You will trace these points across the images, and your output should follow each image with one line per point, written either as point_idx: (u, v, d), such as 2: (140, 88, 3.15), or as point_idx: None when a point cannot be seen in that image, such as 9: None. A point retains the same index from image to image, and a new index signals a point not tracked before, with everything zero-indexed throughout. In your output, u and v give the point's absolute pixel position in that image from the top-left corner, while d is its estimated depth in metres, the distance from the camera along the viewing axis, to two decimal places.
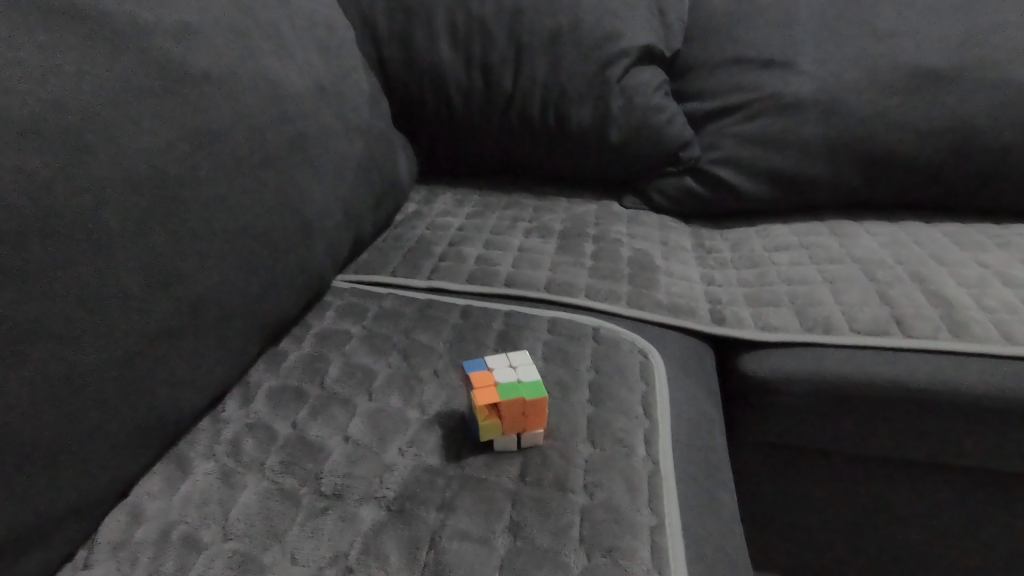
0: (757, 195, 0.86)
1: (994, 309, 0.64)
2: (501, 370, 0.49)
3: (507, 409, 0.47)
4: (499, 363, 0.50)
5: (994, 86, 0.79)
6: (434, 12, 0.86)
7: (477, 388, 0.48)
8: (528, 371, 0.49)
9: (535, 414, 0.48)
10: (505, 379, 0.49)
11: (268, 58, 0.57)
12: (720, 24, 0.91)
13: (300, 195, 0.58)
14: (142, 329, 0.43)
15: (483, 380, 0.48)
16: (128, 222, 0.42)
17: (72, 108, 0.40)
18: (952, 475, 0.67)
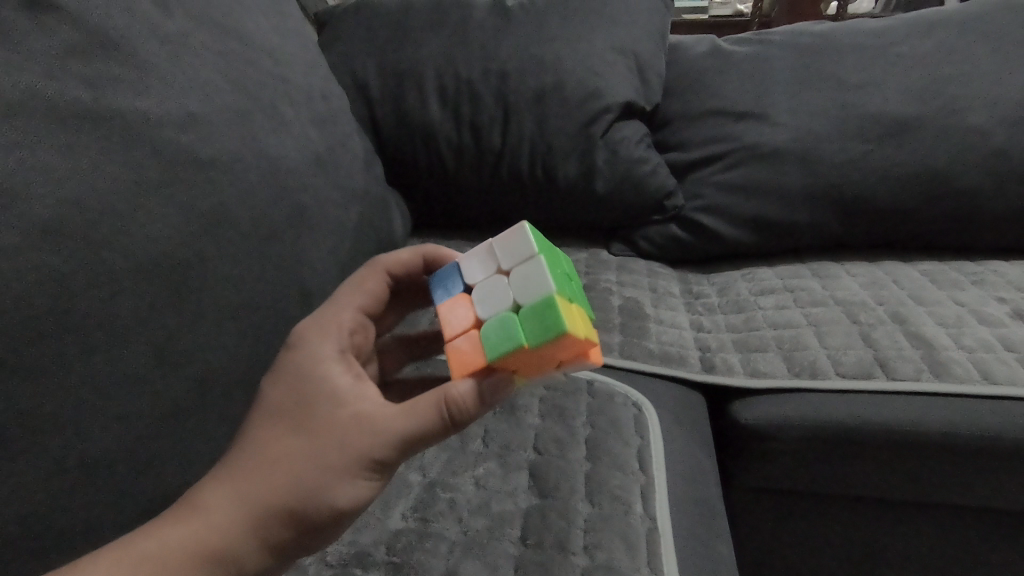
0: (739, 240, 0.90)
1: (973, 349, 0.66)
2: (490, 302, 0.46)
3: (512, 362, 0.44)
4: (491, 289, 0.46)
5: (958, 132, 0.83)
6: (424, 77, 0.90)
7: (466, 357, 0.45)
8: (530, 293, 0.44)
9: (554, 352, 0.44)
10: (498, 310, 0.45)
11: (269, 136, 0.60)
12: (697, 79, 0.96)
13: (300, 265, 0.60)
14: (152, 409, 0.45)
15: (469, 345, 0.45)
16: (140, 308, 0.45)
17: (88, 206, 0.43)
18: (945, 513, 0.69)
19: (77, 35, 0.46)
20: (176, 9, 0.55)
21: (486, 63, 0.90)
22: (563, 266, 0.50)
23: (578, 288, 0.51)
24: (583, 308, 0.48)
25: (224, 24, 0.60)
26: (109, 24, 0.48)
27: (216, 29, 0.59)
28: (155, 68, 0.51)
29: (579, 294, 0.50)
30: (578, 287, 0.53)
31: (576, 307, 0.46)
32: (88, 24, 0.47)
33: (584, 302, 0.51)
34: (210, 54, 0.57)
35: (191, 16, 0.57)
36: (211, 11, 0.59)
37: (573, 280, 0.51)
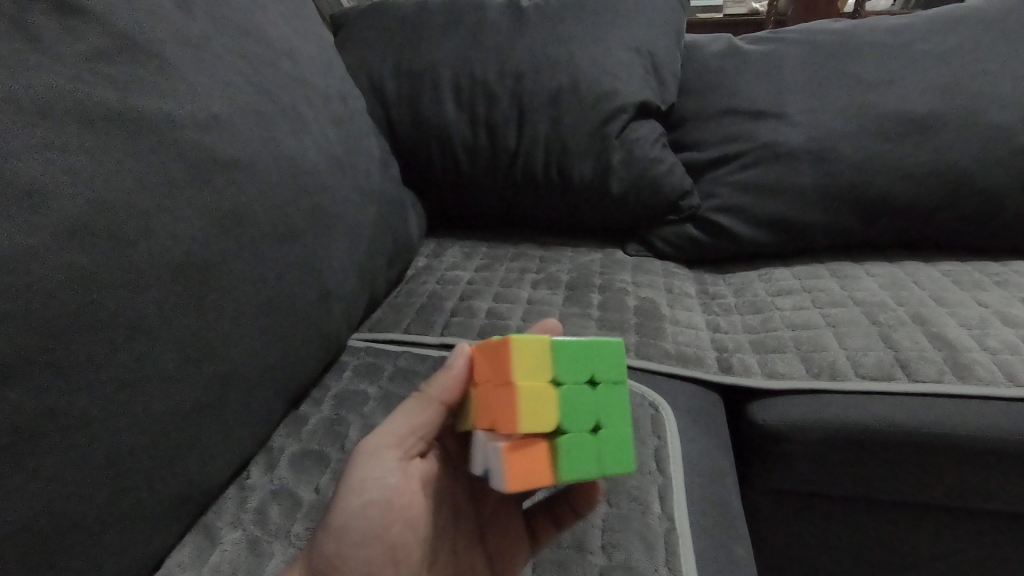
0: (756, 240, 0.89)
1: (997, 350, 0.64)
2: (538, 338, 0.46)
3: (482, 352, 0.44)
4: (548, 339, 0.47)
5: (982, 130, 0.82)
6: (439, 77, 0.91)
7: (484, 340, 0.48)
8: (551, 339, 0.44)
9: (498, 378, 0.41)
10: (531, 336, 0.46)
11: (288, 137, 0.60)
12: (713, 79, 0.96)
13: (319, 265, 0.61)
14: (176, 406, 0.46)
15: None
16: (166, 308, 0.46)
17: (117, 206, 0.44)
18: (967, 518, 0.68)
19: (105, 38, 0.47)
20: (198, 13, 0.56)
21: (501, 64, 0.90)
22: (612, 406, 0.43)
23: (598, 450, 0.42)
24: (557, 420, 0.41)
25: (244, 26, 0.61)
26: (135, 28, 0.49)
27: (238, 32, 0.60)
28: (179, 71, 0.52)
29: (576, 437, 0.41)
30: (594, 460, 0.42)
31: (550, 391, 0.40)
32: (116, 29, 0.48)
33: (575, 453, 0.41)
34: (232, 57, 0.57)
35: (213, 19, 0.57)
36: (233, 14, 0.60)
37: (598, 436, 0.42)
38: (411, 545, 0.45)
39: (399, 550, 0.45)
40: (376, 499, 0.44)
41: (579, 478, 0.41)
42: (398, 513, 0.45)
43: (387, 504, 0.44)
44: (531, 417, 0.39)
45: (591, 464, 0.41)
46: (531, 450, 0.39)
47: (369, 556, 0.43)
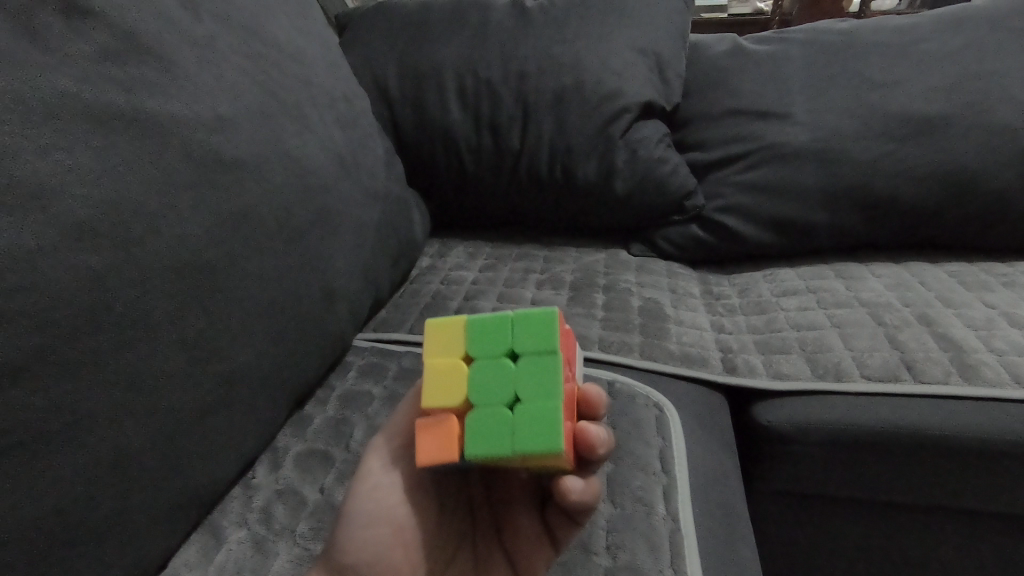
0: (761, 241, 0.89)
1: (1004, 351, 0.64)
2: None
3: None
4: None
5: (988, 130, 0.81)
6: (444, 78, 0.91)
7: None
8: None
9: None
10: None
11: (293, 138, 0.61)
12: (718, 79, 0.95)
13: (324, 266, 0.61)
14: (183, 405, 0.46)
15: None
16: (172, 308, 0.46)
17: (124, 207, 0.44)
18: (973, 520, 0.67)
19: (112, 39, 0.47)
20: (205, 14, 0.56)
21: (505, 64, 0.90)
22: (530, 383, 0.43)
23: (509, 426, 0.42)
24: (466, 395, 0.44)
25: (250, 27, 0.61)
26: (142, 29, 0.50)
27: (244, 33, 0.60)
28: (185, 72, 0.52)
29: (486, 411, 0.43)
30: (505, 435, 0.42)
31: (457, 367, 0.45)
32: (123, 30, 0.48)
33: (485, 427, 0.43)
34: (238, 58, 0.58)
35: (219, 20, 0.58)
36: (239, 15, 0.60)
37: (512, 411, 0.43)
38: (421, 532, 0.47)
39: (409, 535, 0.47)
40: (383, 483, 0.47)
41: (487, 452, 0.42)
42: (405, 499, 0.47)
43: (393, 489, 0.47)
44: (436, 391, 0.44)
45: (501, 440, 0.42)
46: (439, 421, 0.44)
47: (378, 537, 0.46)
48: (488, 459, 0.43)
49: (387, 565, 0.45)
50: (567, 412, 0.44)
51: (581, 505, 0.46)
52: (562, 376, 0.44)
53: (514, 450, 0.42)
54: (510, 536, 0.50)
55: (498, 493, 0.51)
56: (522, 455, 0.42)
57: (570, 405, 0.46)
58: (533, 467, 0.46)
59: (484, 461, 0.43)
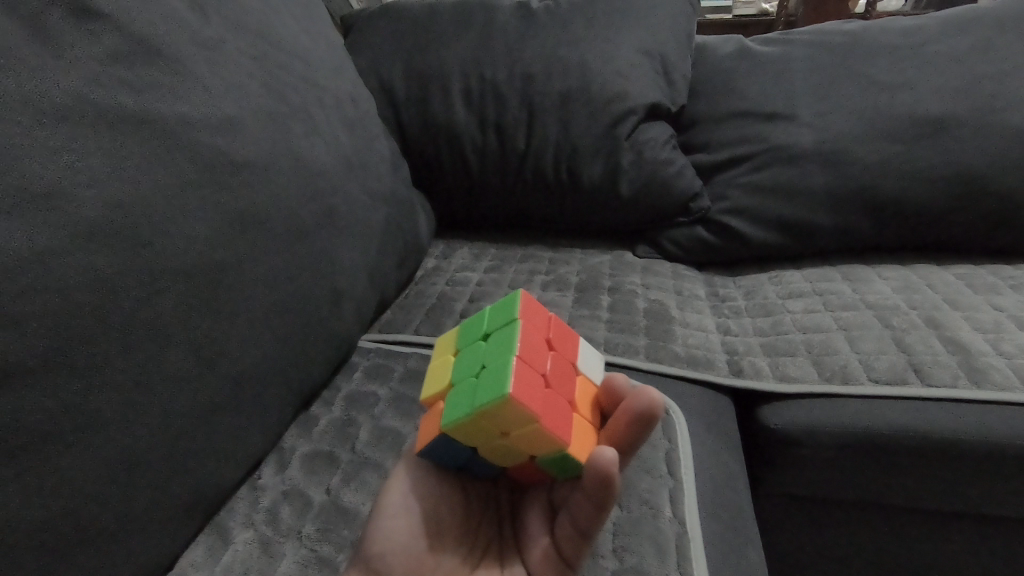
0: (768, 242, 0.88)
1: (1012, 355, 0.64)
2: None
3: None
4: None
5: (996, 132, 0.81)
6: (449, 79, 0.91)
7: None
8: None
9: None
10: None
11: (300, 139, 0.61)
12: (723, 80, 0.95)
13: (331, 267, 0.62)
14: (190, 405, 0.47)
15: None
16: (180, 309, 0.46)
17: (133, 208, 0.44)
18: (982, 524, 0.67)
19: (121, 41, 0.48)
20: (212, 16, 0.56)
21: (511, 66, 0.90)
22: (491, 351, 0.48)
23: (473, 387, 0.46)
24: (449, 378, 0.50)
25: (258, 29, 0.61)
26: (150, 31, 0.50)
27: (251, 35, 0.60)
28: (193, 74, 0.52)
29: (460, 384, 0.48)
30: (467, 396, 0.46)
31: (445, 360, 0.53)
32: (131, 32, 0.48)
33: (456, 397, 0.47)
34: (245, 59, 0.58)
35: (227, 21, 0.58)
36: (246, 16, 0.60)
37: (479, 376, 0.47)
38: (444, 530, 0.49)
39: (433, 529, 0.48)
40: (412, 480, 0.49)
41: (455, 415, 0.45)
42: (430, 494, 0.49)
43: (419, 484, 0.49)
44: (431, 382, 0.52)
45: (464, 401, 0.45)
46: (433, 408, 0.50)
47: (404, 526, 0.47)
48: (458, 423, 0.45)
49: (413, 557, 0.46)
50: (529, 371, 0.46)
51: (606, 497, 0.44)
52: (519, 340, 0.48)
53: (471, 405, 0.44)
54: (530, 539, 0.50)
55: (521, 501, 0.54)
56: (479, 409, 0.44)
57: (550, 378, 0.48)
58: (522, 444, 0.46)
59: (460, 430, 0.46)
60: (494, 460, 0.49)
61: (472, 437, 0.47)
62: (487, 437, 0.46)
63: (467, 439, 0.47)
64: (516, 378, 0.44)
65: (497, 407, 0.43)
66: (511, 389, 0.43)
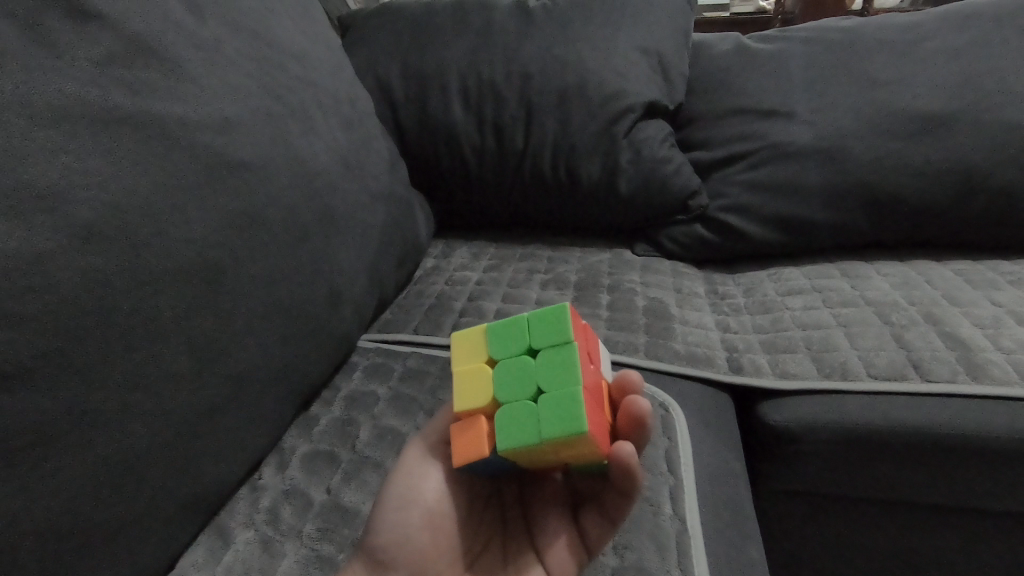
0: (766, 239, 0.88)
1: (1011, 350, 0.64)
2: None
3: None
4: None
5: (994, 128, 0.81)
6: (447, 78, 0.91)
7: None
8: None
9: None
10: None
11: (298, 139, 0.61)
12: (721, 78, 0.95)
13: (330, 267, 0.62)
14: (190, 406, 0.47)
15: None
16: (180, 310, 0.46)
17: (131, 209, 0.44)
18: (983, 519, 0.67)
19: (119, 42, 0.48)
20: (209, 16, 0.56)
21: (509, 65, 0.90)
22: (547, 372, 0.46)
23: (536, 417, 0.44)
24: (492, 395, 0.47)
25: (255, 29, 0.61)
26: (147, 32, 0.50)
27: (249, 35, 0.60)
28: (190, 74, 0.52)
29: (512, 407, 0.46)
30: (531, 425, 0.44)
31: (479, 368, 0.48)
32: (128, 33, 0.48)
33: (512, 420, 0.45)
34: (242, 59, 0.58)
35: (224, 22, 0.58)
36: (243, 17, 0.60)
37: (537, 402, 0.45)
38: (450, 525, 0.48)
39: (439, 524, 0.48)
40: (418, 471, 0.49)
41: (516, 442, 0.44)
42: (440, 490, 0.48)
43: (429, 477, 0.49)
44: (465, 395, 0.48)
45: (528, 429, 0.44)
46: (472, 425, 0.47)
47: (408, 521, 0.47)
48: (518, 448, 0.45)
49: (417, 550, 0.46)
50: (591, 399, 0.45)
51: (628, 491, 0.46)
52: (580, 364, 0.46)
53: (540, 436, 0.44)
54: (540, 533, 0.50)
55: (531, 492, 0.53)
56: (549, 440, 0.43)
57: (597, 394, 0.48)
58: (568, 458, 0.47)
59: (517, 453, 0.45)
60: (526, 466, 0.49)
61: (523, 456, 0.46)
62: (537, 456, 0.46)
63: (517, 457, 0.46)
64: (588, 413, 0.43)
65: (570, 440, 0.43)
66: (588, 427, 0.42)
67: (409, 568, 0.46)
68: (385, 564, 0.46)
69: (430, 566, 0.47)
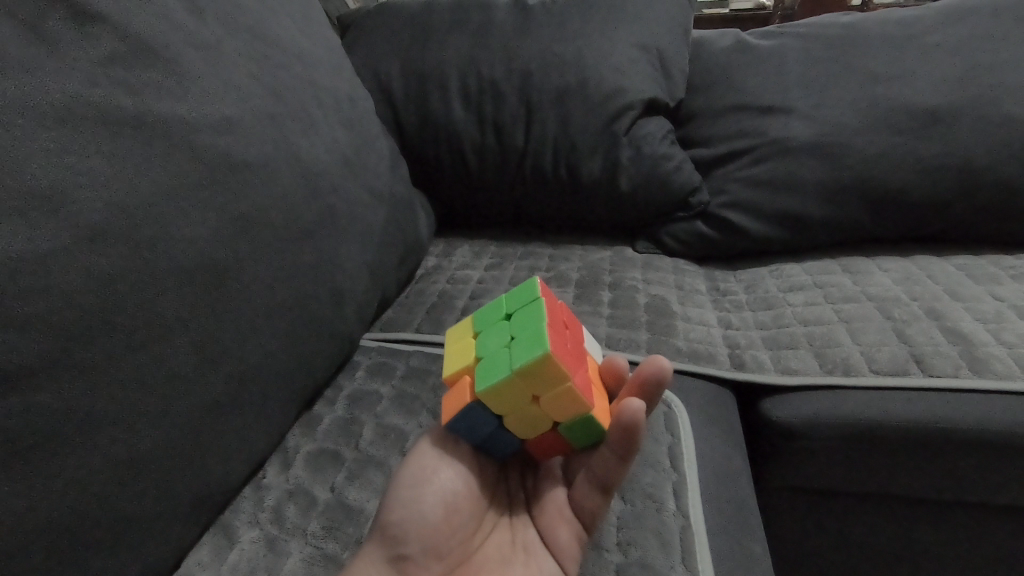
0: (768, 237, 0.88)
1: (1013, 344, 0.64)
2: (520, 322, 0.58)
3: None
4: None
5: (994, 123, 0.81)
6: (447, 76, 0.91)
7: None
8: None
9: None
10: None
11: (299, 139, 0.61)
12: (721, 74, 0.95)
13: (332, 266, 0.62)
14: (196, 405, 0.47)
15: None
16: (183, 310, 0.46)
17: (134, 210, 0.45)
18: (986, 513, 0.67)
19: (119, 43, 0.48)
20: (209, 16, 0.56)
21: (508, 63, 0.90)
22: (520, 324, 0.49)
23: (508, 355, 0.47)
24: (474, 354, 0.50)
25: (255, 29, 0.61)
26: (147, 32, 0.50)
27: (249, 35, 0.60)
28: (191, 75, 0.52)
29: (489, 355, 0.49)
30: (504, 362, 0.47)
31: (465, 339, 0.53)
32: (129, 34, 0.48)
33: (490, 365, 0.47)
34: (243, 60, 0.58)
35: (224, 22, 0.58)
36: (243, 17, 0.60)
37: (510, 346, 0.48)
38: (461, 503, 0.50)
39: (451, 501, 0.49)
40: (431, 453, 0.51)
41: (491, 380, 0.46)
42: (454, 471, 0.50)
43: (441, 457, 0.50)
44: (451, 360, 0.52)
45: (500, 366, 0.46)
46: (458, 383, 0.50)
47: (422, 499, 0.48)
48: (495, 388, 0.46)
49: (430, 526, 0.48)
50: (559, 336, 0.48)
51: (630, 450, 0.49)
52: (548, 311, 0.49)
53: (511, 368, 0.45)
54: (547, 509, 0.52)
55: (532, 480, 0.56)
56: (520, 370, 0.45)
57: (573, 349, 0.50)
58: (552, 410, 0.47)
59: (496, 395, 0.46)
60: (517, 430, 0.50)
61: (504, 403, 0.47)
62: (518, 403, 0.47)
63: (498, 406, 0.47)
64: (552, 340, 0.46)
65: (538, 365, 0.45)
66: (550, 347, 0.44)
67: (424, 542, 0.47)
68: (400, 541, 0.46)
69: (442, 541, 0.48)
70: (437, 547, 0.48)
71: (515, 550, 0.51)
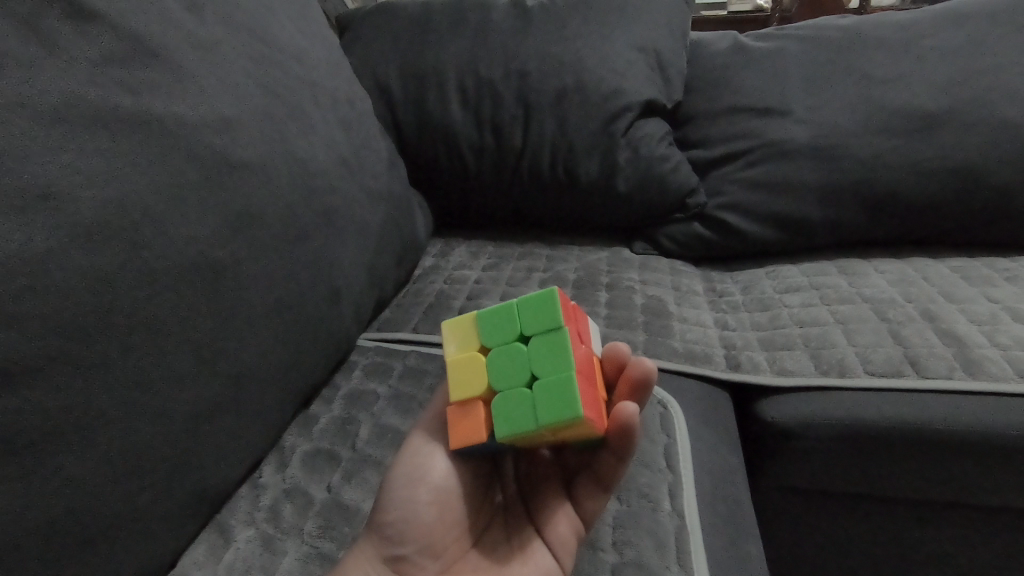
0: (764, 238, 0.89)
1: (1007, 346, 0.64)
2: None
3: None
4: None
5: (989, 126, 0.81)
6: (445, 77, 0.91)
7: None
8: None
9: None
10: None
11: (297, 139, 0.61)
12: (719, 76, 0.95)
13: (329, 266, 0.62)
14: (192, 404, 0.47)
15: None
16: (180, 309, 0.46)
17: (132, 209, 0.45)
18: (979, 514, 0.67)
19: (118, 42, 0.48)
20: (208, 15, 0.56)
21: (507, 64, 0.91)
22: (543, 363, 0.48)
23: (533, 401, 0.47)
24: (488, 382, 0.50)
25: (254, 29, 0.61)
26: (145, 31, 0.50)
27: (247, 34, 0.60)
28: (189, 74, 0.52)
29: (509, 393, 0.48)
30: (529, 411, 0.47)
31: (473, 356, 0.51)
32: (128, 33, 0.49)
33: (512, 408, 0.48)
34: (241, 59, 0.58)
35: (222, 21, 0.58)
36: (242, 16, 0.60)
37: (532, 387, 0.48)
38: (455, 501, 0.50)
39: (445, 498, 0.49)
40: (423, 452, 0.51)
41: (516, 428, 0.47)
42: (449, 468, 0.50)
43: (435, 456, 0.50)
44: (460, 380, 0.50)
45: (526, 416, 0.47)
46: (472, 413, 0.49)
47: (415, 498, 0.48)
48: (518, 434, 0.47)
49: (425, 525, 0.48)
50: (585, 383, 0.47)
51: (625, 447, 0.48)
52: (571, 347, 0.48)
53: (538, 423, 0.46)
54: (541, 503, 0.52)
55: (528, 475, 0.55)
56: (548, 426, 0.46)
57: (590, 380, 0.50)
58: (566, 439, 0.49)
59: (517, 438, 0.48)
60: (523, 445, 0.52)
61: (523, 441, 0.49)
62: (536, 439, 0.49)
63: (515, 440, 0.49)
64: (583, 397, 0.46)
65: (568, 424, 0.46)
66: (584, 412, 0.45)
67: (419, 541, 0.47)
68: (396, 540, 0.47)
69: (438, 538, 0.48)
70: (433, 546, 0.48)
71: (511, 545, 0.51)
